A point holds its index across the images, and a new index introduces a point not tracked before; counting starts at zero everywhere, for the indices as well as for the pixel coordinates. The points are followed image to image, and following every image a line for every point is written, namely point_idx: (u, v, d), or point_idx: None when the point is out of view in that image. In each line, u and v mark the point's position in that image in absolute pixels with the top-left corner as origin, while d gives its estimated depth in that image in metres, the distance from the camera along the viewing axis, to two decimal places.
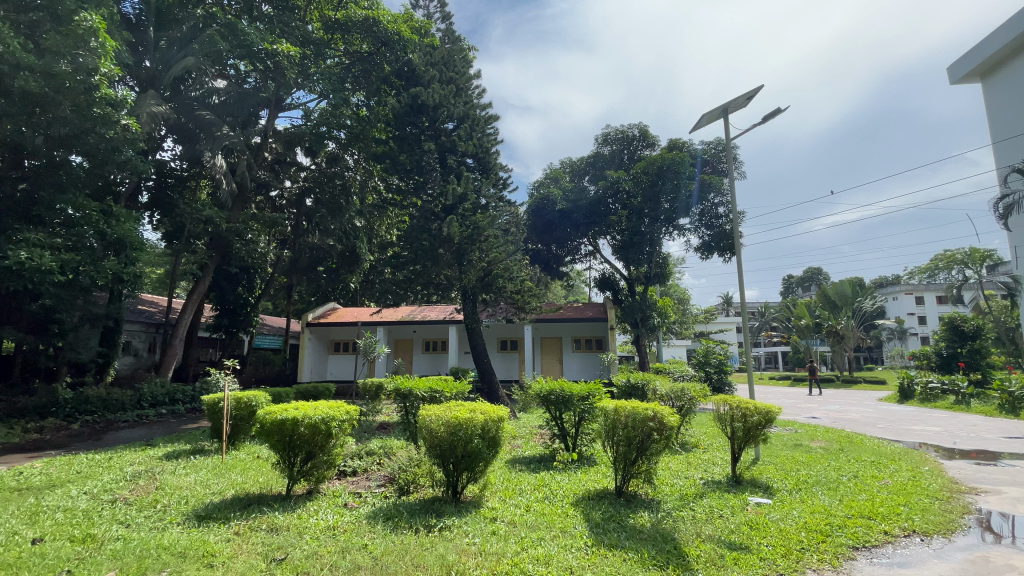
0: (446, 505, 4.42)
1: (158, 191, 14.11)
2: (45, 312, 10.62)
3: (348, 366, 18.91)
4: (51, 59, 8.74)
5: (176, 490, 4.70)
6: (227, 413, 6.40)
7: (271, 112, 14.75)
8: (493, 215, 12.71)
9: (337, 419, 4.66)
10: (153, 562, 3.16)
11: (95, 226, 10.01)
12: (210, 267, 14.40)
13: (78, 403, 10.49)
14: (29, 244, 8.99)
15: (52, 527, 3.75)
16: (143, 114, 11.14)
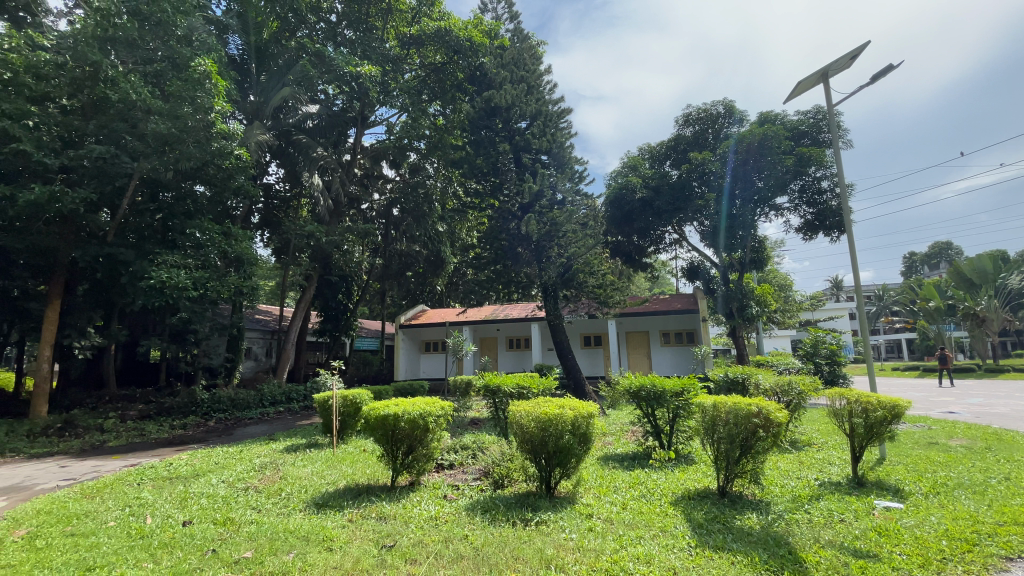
0: (541, 500, 4.43)
1: (267, 212, 15.75)
2: (183, 323, 12.23)
3: (439, 365, 19.73)
4: (176, 103, 10.01)
5: (297, 480, 5.18)
6: (336, 409, 6.93)
7: (359, 130, 15.84)
8: (572, 209, 12.56)
9: (433, 414, 4.87)
10: (282, 544, 3.50)
11: (218, 246, 11.38)
12: (313, 277, 15.75)
13: (212, 402, 11.95)
14: (168, 265, 10.41)
15: (198, 511, 4.30)
16: (251, 143, 12.43)
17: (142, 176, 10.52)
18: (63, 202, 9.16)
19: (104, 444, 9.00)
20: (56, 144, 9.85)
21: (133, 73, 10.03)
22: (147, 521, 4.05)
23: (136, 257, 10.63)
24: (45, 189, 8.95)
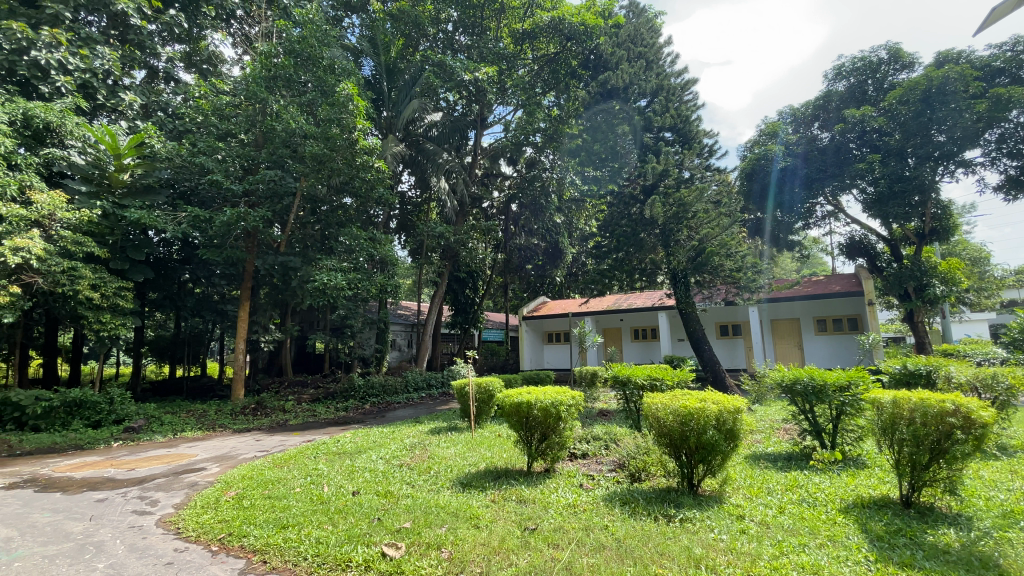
0: (684, 497, 4.21)
1: (403, 217, 17.32)
2: (341, 319, 13.95)
3: (564, 355, 19.89)
4: (327, 126, 11.39)
5: (443, 460, 5.60)
6: (472, 396, 7.34)
7: (478, 131, 16.53)
8: (701, 186, 11.69)
9: (564, 403, 4.90)
10: (435, 518, 3.81)
11: (366, 250, 12.76)
12: (444, 274, 16.88)
13: (367, 387, 13.43)
14: (327, 269, 11.93)
15: (363, 483, 4.87)
16: (388, 156, 13.61)
17: (303, 193, 12.19)
18: (247, 221, 10.95)
19: (286, 422, 10.64)
20: (239, 173, 11.82)
21: (292, 105, 11.62)
22: (324, 489, 4.69)
23: (302, 263, 12.33)
24: (233, 212, 10.79)
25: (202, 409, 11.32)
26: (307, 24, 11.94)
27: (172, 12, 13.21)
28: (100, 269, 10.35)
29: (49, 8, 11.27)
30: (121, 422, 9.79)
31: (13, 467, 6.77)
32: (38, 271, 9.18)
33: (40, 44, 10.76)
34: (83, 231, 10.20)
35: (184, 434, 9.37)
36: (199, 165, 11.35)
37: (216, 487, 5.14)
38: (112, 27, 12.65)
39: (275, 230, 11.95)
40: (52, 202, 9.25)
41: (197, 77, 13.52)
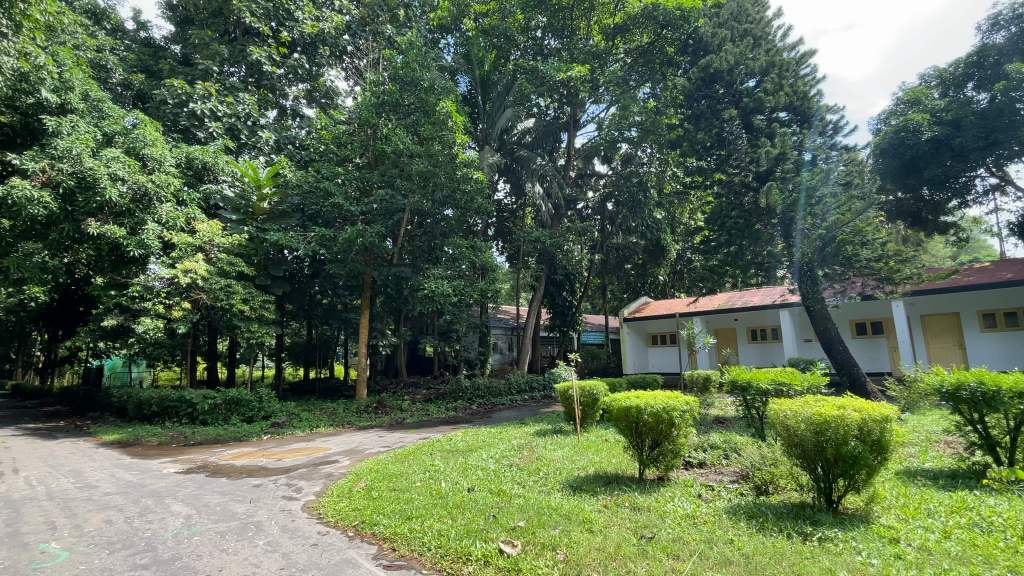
0: (820, 514, 3.79)
1: (500, 224, 17.93)
2: (448, 324, 14.72)
3: (670, 358, 19.05)
4: (430, 144, 12.31)
5: (551, 463, 5.63)
6: (577, 400, 7.31)
7: (571, 133, 16.52)
8: (826, 167, 10.52)
9: (677, 409, 4.68)
10: (549, 519, 3.85)
11: (468, 257, 13.36)
12: (542, 278, 17.05)
13: (474, 389, 13.98)
14: (434, 277, 12.68)
15: (477, 481, 5.06)
16: (485, 167, 14.02)
17: (411, 208, 13.08)
18: (365, 237, 12.00)
19: (402, 420, 11.45)
20: (356, 194, 13.01)
21: (399, 127, 12.56)
22: (441, 485, 4.96)
23: (412, 273, 13.21)
24: (353, 230, 11.91)
25: (332, 407, 12.56)
26: (408, 51, 12.83)
27: (296, 56, 15.04)
28: (249, 285, 11.99)
29: (204, 65, 13.42)
30: (268, 418, 11.23)
31: (191, 454, 8.07)
32: (203, 289, 10.88)
33: (196, 96, 12.92)
34: (235, 253, 11.92)
35: (318, 429, 10.49)
36: (322, 189, 12.74)
37: (348, 478, 5.68)
38: (249, 75, 14.67)
39: (388, 243, 12.93)
40: (211, 230, 10.99)
41: (317, 111, 15.19)
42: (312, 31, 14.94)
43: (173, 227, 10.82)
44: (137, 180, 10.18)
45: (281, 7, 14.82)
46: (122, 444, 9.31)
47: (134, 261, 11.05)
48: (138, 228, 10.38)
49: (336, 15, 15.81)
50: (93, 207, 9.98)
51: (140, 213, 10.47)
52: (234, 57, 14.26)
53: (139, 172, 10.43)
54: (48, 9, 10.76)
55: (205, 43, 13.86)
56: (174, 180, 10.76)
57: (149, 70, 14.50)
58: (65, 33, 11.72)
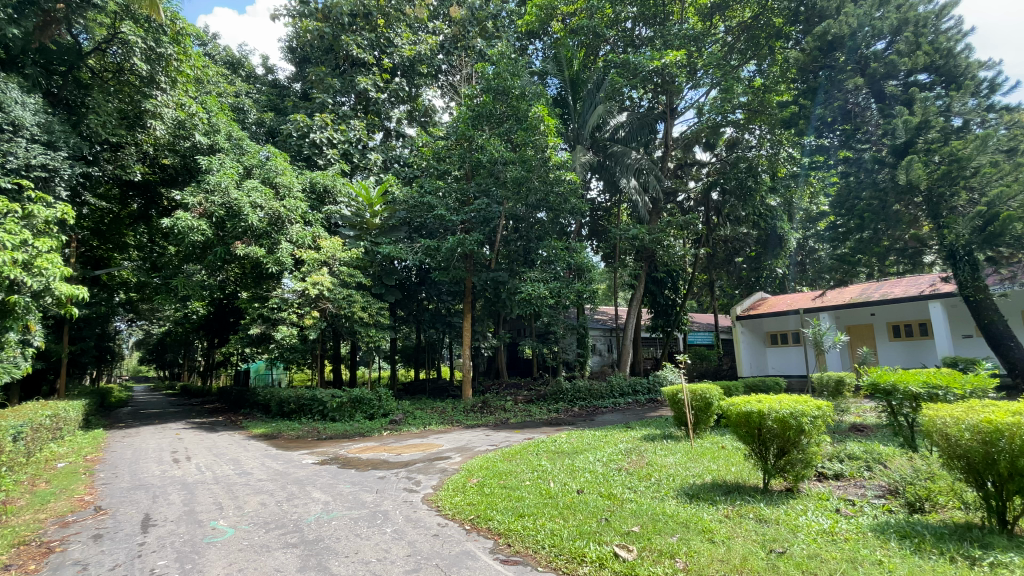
0: (995, 537, 3.21)
1: (594, 223, 17.81)
2: (546, 326, 14.82)
3: (792, 358, 17.49)
4: (524, 149, 12.44)
5: (663, 468, 5.42)
6: (689, 404, 6.95)
7: (668, 123, 16.01)
8: (983, 133, 8.93)
9: (807, 415, 4.26)
10: (665, 526, 3.71)
11: (564, 259, 13.36)
12: (641, 276, 16.52)
13: (575, 391, 13.92)
14: (532, 280, 12.85)
15: (586, 483, 5.03)
16: (577, 166, 13.92)
17: (506, 214, 13.40)
18: (465, 245, 12.51)
19: (506, 420, 11.74)
20: (456, 204, 13.64)
21: (493, 136, 12.95)
22: (551, 485, 5.00)
23: (510, 277, 13.51)
24: (454, 238, 12.49)
25: (441, 406, 13.27)
26: (499, 61, 13.14)
27: (397, 79, 16.22)
28: (366, 294, 13.10)
29: (320, 99, 15.00)
30: (386, 415, 12.16)
31: (323, 447, 9.02)
32: (328, 299, 12.11)
33: (315, 127, 14.46)
34: (353, 266, 13.11)
35: (430, 427, 11.14)
36: (424, 203, 13.56)
37: (461, 474, 5.96)
38: (358, 103, 16.09)
39: (486, 249, 13.35)
40: (333, 246, 12.24)
41: (417, 128, 16.20)
42: (410, 54, 16.01)
43: (303, 245, 12.20)
44: (272, 206, 11.63)
45: (383, 36, 16.10)
46: (268, 437, 10.64)
47: (270, 277, 12.57)
48: (274, 248, 11.84)
49: (430, 36, 16.80)
50: (239, 232, 11.54)
51: (275, 234, 11.93)
52: (345, 88, 15.74)
53: (273, 198, 11.91)
54: (199, 66, 12.70)
55: (321, 78, 15.47)
56: (301, 204, 12.15)
57: (277, 108, 16.54)
58: (212, 84, 13.76)
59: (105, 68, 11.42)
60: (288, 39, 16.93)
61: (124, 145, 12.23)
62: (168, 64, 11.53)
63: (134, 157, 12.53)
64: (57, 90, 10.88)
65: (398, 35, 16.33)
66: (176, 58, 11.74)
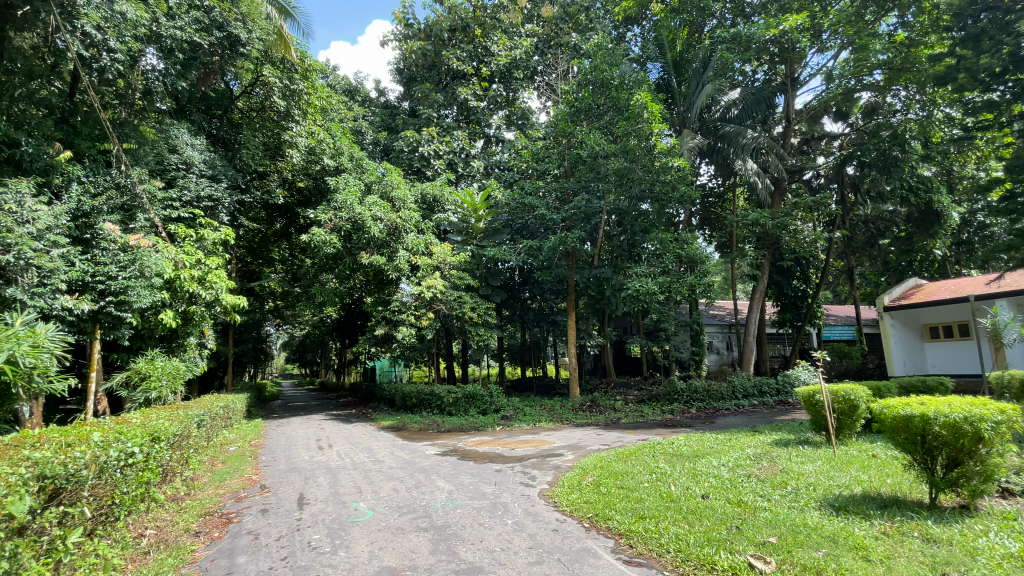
0: None
1: (706, 211, 16.86)
2: (657, 323, 14.22)
3: (960, 355, 14.90)
4: (626, 140, 12.04)
5: (801, 476, 4.90)
6: (829, 406, 6.21)
7: (788, 95, 14.48)
8: None
9: (989, 420, 3.55)
10: (807, 539, 3.35)
11: (674, 251, 12.72)
12: (763, 267, 15.14)
13: (691, 392, 13.18)
14: (639, 275, 12.43)
15: (711, 488, 4.72)
16: (686, 151, 13.15)
17: (608, 209, 13.12)
18: (568, 243, 12.46)
19: (618, 420, 11.48)
20: (556, 202, 13.69)
21: (593, 131, 12.73)
22: (672, 488, 4.78)
23: (615, 273, 13.20)
24: (556, 237, 12.49)
25: (551, 404, 13.38)
26: (596, 54, 12.81)
27: (494, 86, 16.76)
28: (474, 296, 13.66)
29: (426, 114, 16.01)
30: (498, 411, 12.54)
31: (443, 440, 9.58)
32: (441, 301, 12.87)
33: (423, 140, 15.43)
34: (462, 269, 13.76)
35: (541, 424, 11.29)
36: (526, 204, 13.77)
37: (576, 471, 5.95)
38: (461, 114, 16.86)
39: (589, 246, 13.22)
40: (443, 252, 12.96)
41: (516, 132, 16.50)
42: (507, 60, 16.43)
43: (417, 251, 13.07)
44: (389, 218, 12.63)
45: (480, 46, 16.73)
46: (394, 428, 11.58)
47: (390, 282, 13.66)
48: (393, 256, 12.81)
49: (526, 39, 17.08)
50: (363, 243, 12.73)
51: (393, 243, 12.94)
52: (448, 100, 16.56)
53: (390, 210, 12.93)
54: (324, 96, 14.18)
55: (426, 95, 16.48)
56: (414, 214, 13.05)
57: (389, 127, 17.98)
58: (336, 111, 15.30)
59: (251, 108, 13.22)
60: (396, 62, 18.28)
61: (268, 173, 14.10)
62: (300, 98, 13.02)
63: (276, 183, 14.35)
64: (217, 131, 12.93)
65: (494, 43, 16.82)
66: (306, 92, 13.18)
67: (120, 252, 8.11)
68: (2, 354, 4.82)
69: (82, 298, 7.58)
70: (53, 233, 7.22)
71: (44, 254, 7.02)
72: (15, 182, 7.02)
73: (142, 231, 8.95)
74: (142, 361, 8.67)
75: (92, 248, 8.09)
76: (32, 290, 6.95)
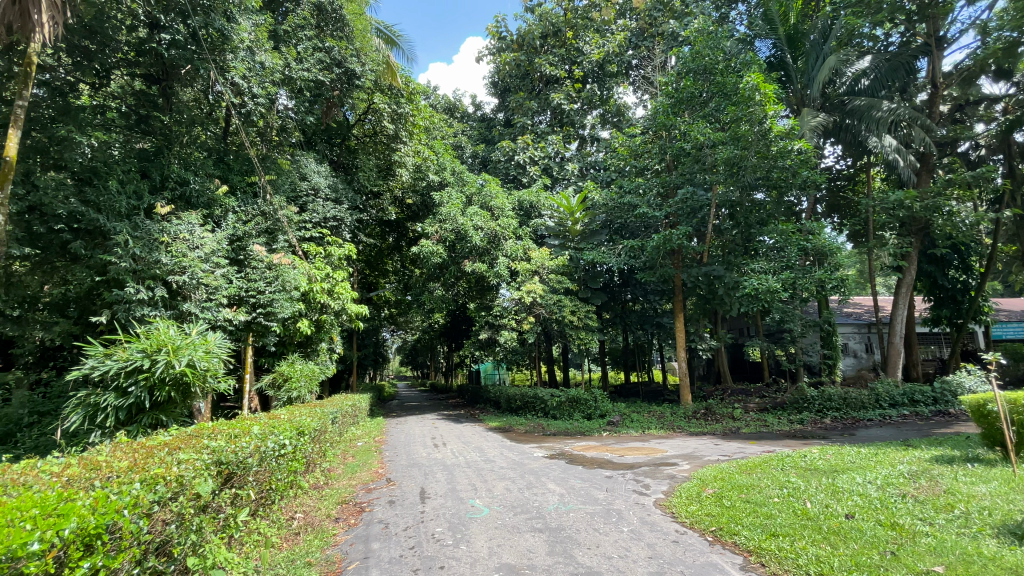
0: None
1: (833, 197, 15.14)
2: (780, 323, 13.01)
3: None
4: (735, 126, 11.18)
5: (972, 499, 4.16)
6: (1007, 418, 5.21)
7: (933, 56, 12.55)
8: None
9: None
10: (984, 571, 2.85)
11: (797, 244, 11.56)
12: (911, 256, 13.16)
13: (824, 400, 11.83)
14: (757, 272, 11.49)
15: (856, 507, 4.19)
16: (806, 132, 11.94)
17: (717, 202, 12.26)
18: (673, 241, 11.89)
19: (738, 430, 10.67)
20: (658, 199, 13.18)
21: (697, 120, 12.02)
22: (807, 504, 4.34)
23: (728, 270, 12.30)
24: (660, 236, 11.96)
25: (660, 411, 12.83)
26: (696, 39, 12.13)
27: (588, 86, 16.62)
28: (575, 299, 13.61)
29: (522, 122, 16.42)
30: (604, 416, 12.29)
31: (551, 443, 9.65)
32: (541, 305, 12.98)
33: (520, 149, 15.82)
34: (561, 273, 13.78)
35: (651, 431, 10.89)
36: (627, 203, 13.44)
37: (694, 482, 5.64)
38: (555, 118, 16.98)
39: (696, 243, 12.51)
40: (542, 256, 13.09)
41: (612, 130, 16.12)
42: (599, 58, 16.23)
43: (517, 257, 13.36)
44: (489, 226, 13.10)
45: (573, 49, 16.75)
46: (502, 430, 11.90)
47: (492, 289, 14.11)
48: (494, 263, 13.25)
49: (619, 35, 16.76)
50: (466, 252, 13.35)
51: (493, 250, 13.38)
52: (541, 106, 16.81)
53: (490, 219, 13.40)
54: (427, 116, 15.14)
55: (520, 103, 16.91)
56: (512, 221, 13.39)
57: (487, 138, 18.70)
58: (438, 130, 16.27)
59: (365, 134, 14.51)
60: (491, 75, 18.94)
61: (381, 193, 15.33)
62: (406, 121, 13.99)
63: (388, 200, 15.60)
64: (338, 157, 14.42)
65: (587, 43, 16.70)
66: (411, 115, 14.17)
67: (267, 270, 9.36)
68: (185, 358, 5.80)
69: (239, 310, 8.89)
70: (216, 255, 8.54)
71: (211, 274, 8.34)
72: (187, 215, 8.41)
73: (282, 251, 10.22)
74: (285, 364, 9.92)
75: (245, 267, 9.42)
76: (202, 304, 8.27)
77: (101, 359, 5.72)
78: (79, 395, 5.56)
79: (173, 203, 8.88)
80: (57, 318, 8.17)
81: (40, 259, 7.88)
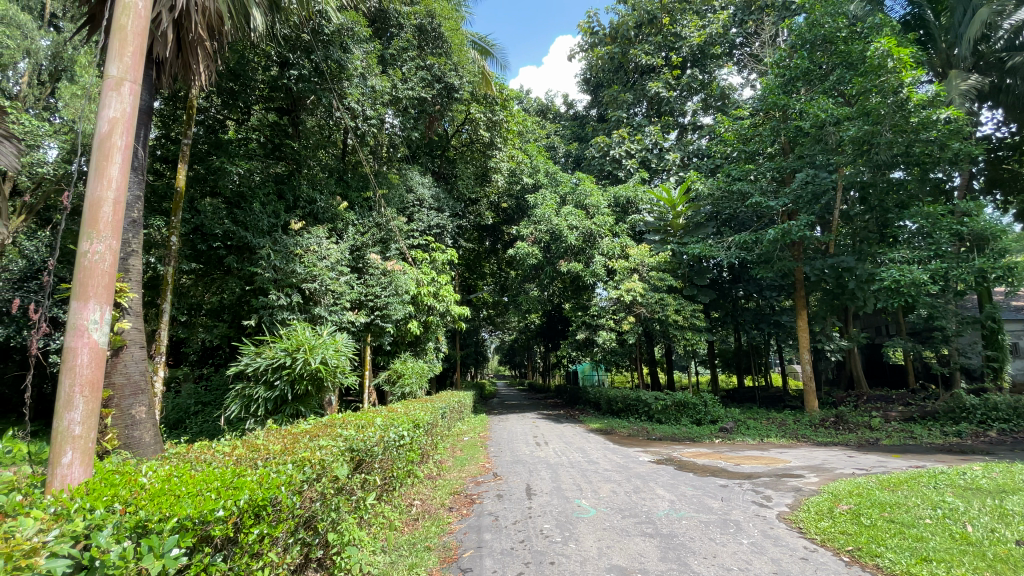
0: None
1: (994, 170, 12.84)
2: (928, 320, 11.29)
3: None
4: (864, 99, 9.90)
5: None
6: None
7: None
8: None
9: None
10: None
11: (948, 228, 9.97)
12: None
13: (988, 409, 10.05)
14: (896, 263, 10.10)
15: None
16: (955, 96, 10.31)
17: (843, 184, 10.96)
18: (790, 232, 10.86)
19: (875, 441, 9.46)
20: (771, 186, 12.10)
21: (816, 96, 10.84)
22: (968, 528, 3.76)
23: (859, 260, 10.93)
24: (776, 228, 10.99)
25: (780, 418, 11.78)
26: (813, 7, 10.98)
27: (688, 72, 15.75)
28: (678, 297, 13.01)
29: (616, 116, 16.07)
30: (715, 422, 11.59)
31: (657, 447, 9.34)
32: (641, 304, 12.57)
33: (614, 144, 15.52)
34: (662, 270, 13.23)
35: (769, 439, 10.06)
36: (736, 193, 12.53)
37: (824, 496, 5.13)
38: (652, 109, 16.38)
39: (819, 232, 11.28)
40: (641, 253, 12.71)
41: (715, 115, 15.14)
42: (700, 40, 15.37)
43: (614, 255, 13.10)
44: (584, 225, 13.04)
45: (670, 34, 16.01)
46: (604, 432, 11.75)
47: (589, 288, 13.98)
48: (591, 262, 13.15)
49: (721, 13, 15.69)
50: (562, 251, 13.39)
51: (590, 249, 13.27)
52: (637, 98, 16.33)
53: (585, 218, 13.33)
54: (520, 120, 15.47)
55: (615, 97, 16.56)
56: (609, 219, 13.17)
57: (580, 136, 18.58)
58: (531, 133, 16.56)
59: (462, 143, 15.21)
60: (583, 72, 18.79)
61: (479, 199, 15.90)
62: (500, 127, 14.40)
63: (485, 205, 16.15)
64: (439, 168, 15.27)
65: (685, 27, 15.89)
66: (506, 121, 14.56)
67: (382, 276, 10.21)
68: (319, 356, 6.59)
69: (359, 313, 9.81)
70: (340, 264, 9.53)
71: (336, 281, 9.32)
72: (316, 229, 9.44)
73: (394, 258, 11.07)
74: (399, 363, 10.74)
75: (363, 274, 10.38)
76: (330, 308, 9.24)
77: (253, 356, 6.73)
78: (238, 387, 6.56)
79: (304, 220, 10.06)
80: (216, 322, 9.62)
81: (204, 273, 9.36)
